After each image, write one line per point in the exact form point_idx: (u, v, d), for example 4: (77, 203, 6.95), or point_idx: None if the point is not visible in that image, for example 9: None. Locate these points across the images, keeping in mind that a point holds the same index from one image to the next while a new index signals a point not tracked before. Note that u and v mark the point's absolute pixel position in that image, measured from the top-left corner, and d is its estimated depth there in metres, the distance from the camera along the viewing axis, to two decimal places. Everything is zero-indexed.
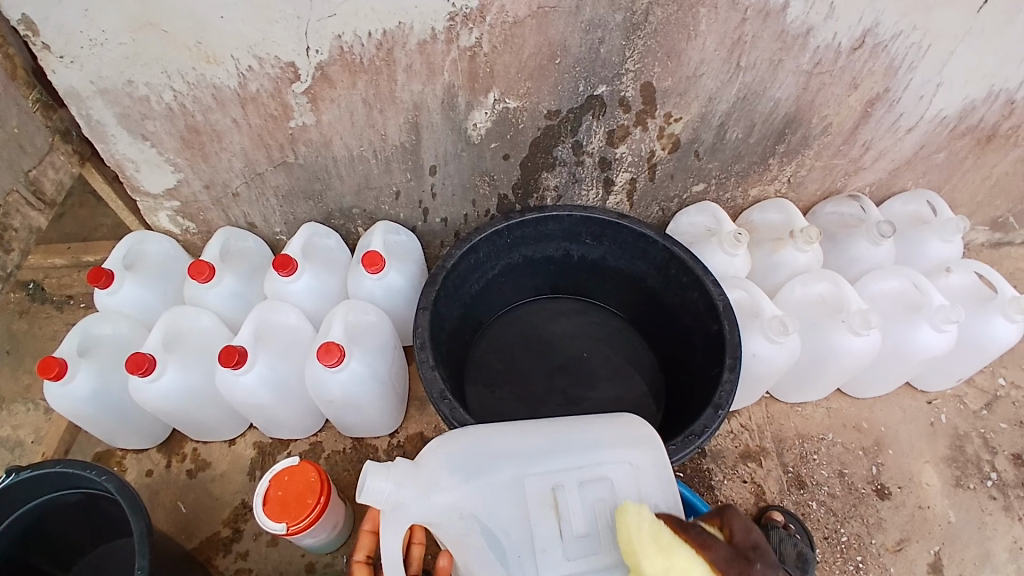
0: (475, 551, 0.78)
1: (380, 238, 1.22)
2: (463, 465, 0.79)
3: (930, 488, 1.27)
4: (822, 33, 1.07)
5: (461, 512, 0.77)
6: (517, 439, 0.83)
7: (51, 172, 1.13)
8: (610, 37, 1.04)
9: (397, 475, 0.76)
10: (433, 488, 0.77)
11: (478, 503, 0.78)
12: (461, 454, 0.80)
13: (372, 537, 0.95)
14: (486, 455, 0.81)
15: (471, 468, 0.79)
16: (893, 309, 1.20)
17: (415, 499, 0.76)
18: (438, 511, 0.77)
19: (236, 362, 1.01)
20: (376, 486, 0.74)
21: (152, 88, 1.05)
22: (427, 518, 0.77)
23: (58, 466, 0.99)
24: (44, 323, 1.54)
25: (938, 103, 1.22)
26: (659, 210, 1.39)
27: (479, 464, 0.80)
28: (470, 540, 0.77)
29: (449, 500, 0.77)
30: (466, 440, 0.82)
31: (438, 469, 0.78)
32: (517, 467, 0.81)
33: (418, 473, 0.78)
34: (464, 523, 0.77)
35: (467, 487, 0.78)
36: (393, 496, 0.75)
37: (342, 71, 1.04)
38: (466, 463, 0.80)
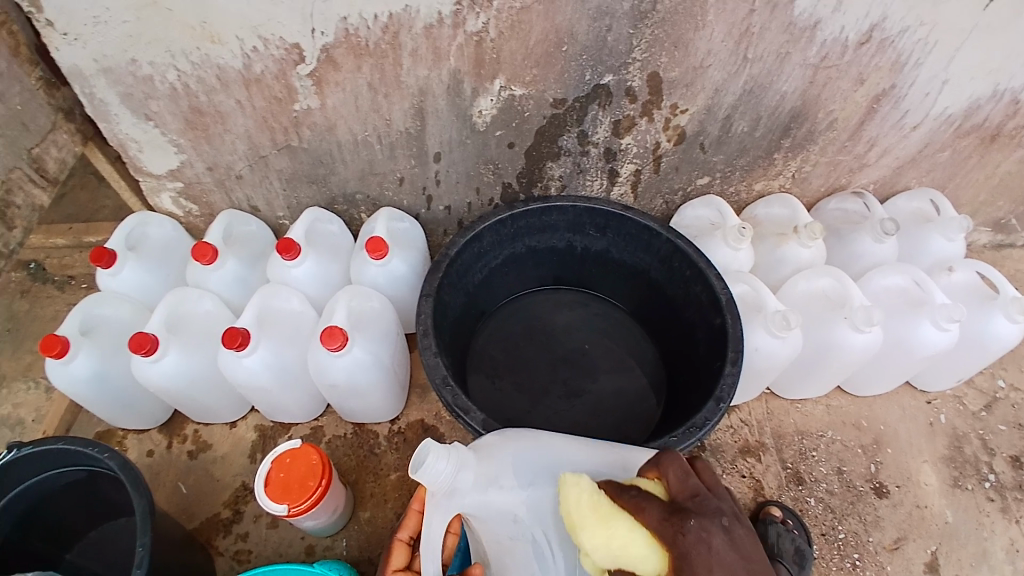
0: (515, 551, 0.79)
1: (384, 224, 1.22)
2: (524, 463, 0.79)
3: (928, 487, 1.27)
4: (829, 27, 1.06)
5: (513, 516, 0.77)
6: (585, 449, 0.83)
7: (53, 150, 1.10)
8: (618, 25, 1.03)
9: (457, 460, 0.76)
10: (492, 483, 0.78)
11: (530, 512, 0.77)
12: (526, 454, 0.80)
13: (417, 515, 0.92)
14: (552, 459, 0.80)
15: (532, 468, 0.79)
16: (896, 306, 1.20)
17: (470, 486, 0.78)
18: (487, 500, 0.78)
19: (238, 344, 1.01)
20: (441, 463, 0.75)
21: (156, 67, 1.05)
22: (476, 511, 0.78)
23: (60, 443, 1.00)
24: (45, 303, 1.54)
25: (944, 101, 1.21)
26: (663, 203, 1.39)
27: (542, 464, 0.80)
28: (516, 542, 0.78)
29: (502, 496, 0.77)
30: (534, 443, 0.81)
31: (499, 465, 0.79)
32: (581, 479, 0.80)
33: (477, 466, 0.79)
34: (512, 518, 0.78)
35: (522, 481, 0.78)
36: (450, 482, 0.76)
37: (346, 54, 1.04)
38: (527, 458, 0.80)
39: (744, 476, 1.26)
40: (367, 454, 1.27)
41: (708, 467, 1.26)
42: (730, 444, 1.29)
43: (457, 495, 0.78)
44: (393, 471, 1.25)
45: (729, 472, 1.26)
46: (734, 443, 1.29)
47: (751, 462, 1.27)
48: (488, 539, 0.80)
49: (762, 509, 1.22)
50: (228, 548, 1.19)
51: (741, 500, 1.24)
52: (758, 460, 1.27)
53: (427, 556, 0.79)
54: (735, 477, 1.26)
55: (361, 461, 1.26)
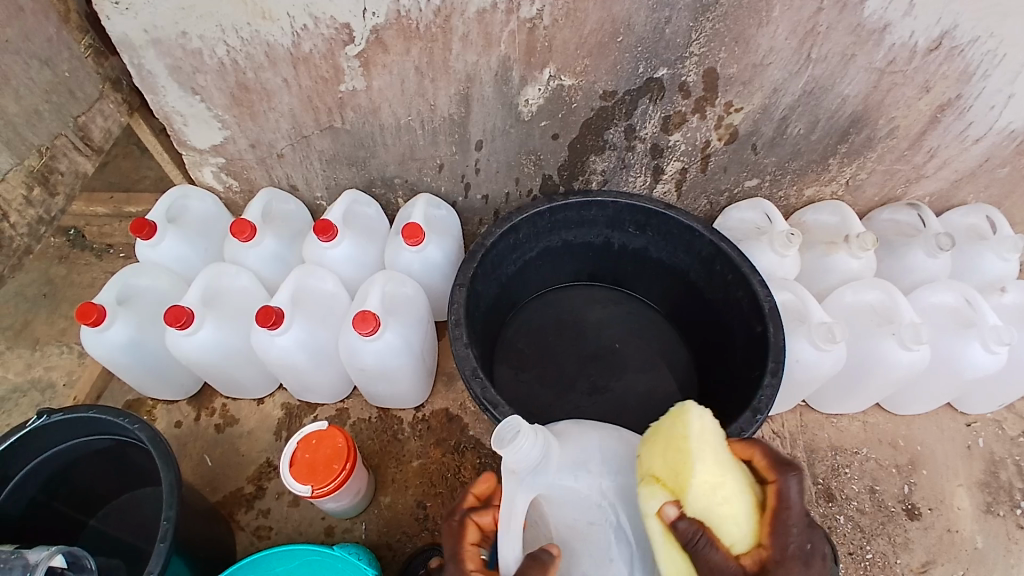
0: (602, 547, 0.73)
1: (422, 210, 1.21)
2: (610, 450, 0.77)
3: (961, 511, 1.23)
4: (900, 30, 1.01)
5: (598, 502, 0.73)
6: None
7: (99, 119, 1.14)
8: (677, 17, 1.00)
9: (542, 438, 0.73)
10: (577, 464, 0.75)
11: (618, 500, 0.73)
12: (608, 441, 0.78)
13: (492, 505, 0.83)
14: (632, 451, 0.78)
15: (615, 455, 0.77)
16: (946, 324, 1.15)
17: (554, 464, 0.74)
18: (572, 484, 0.74)
19: (273, 322, 1.01)
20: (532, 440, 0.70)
21: (206, 41, 1.05)
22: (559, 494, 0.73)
23: (92, 411, 1.01)
24: (83, 270, 1.57)
25: (1012, 114, 1.15)
26: (706, 204, 1.36)
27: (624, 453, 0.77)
28: (601, 534, 0.73)
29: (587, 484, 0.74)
30: (614, 435, 0.80)
31: (585, 448, 0.76)
32: None
33: (560, 451, 0.75)
34: (597, 509, 0.73)
35: (607, 469, 0.75)
36: (537, 456, 0.71)
37: (396, 36, 1.02)
38: (609, 449, 0.77)
39: None
40: (391, 440, 1.27)
41: None
42: None
43: (541, 475, 0.73)
44: (416, 458, 1.25)
45: None
46: None
47: None
48: (569, 529, 0.74)
49: None
50: (250, 523, 1.21)
51: None
52: None
53: (507, 541, 0.70)
54: None
55: (385, 446, 1.26)
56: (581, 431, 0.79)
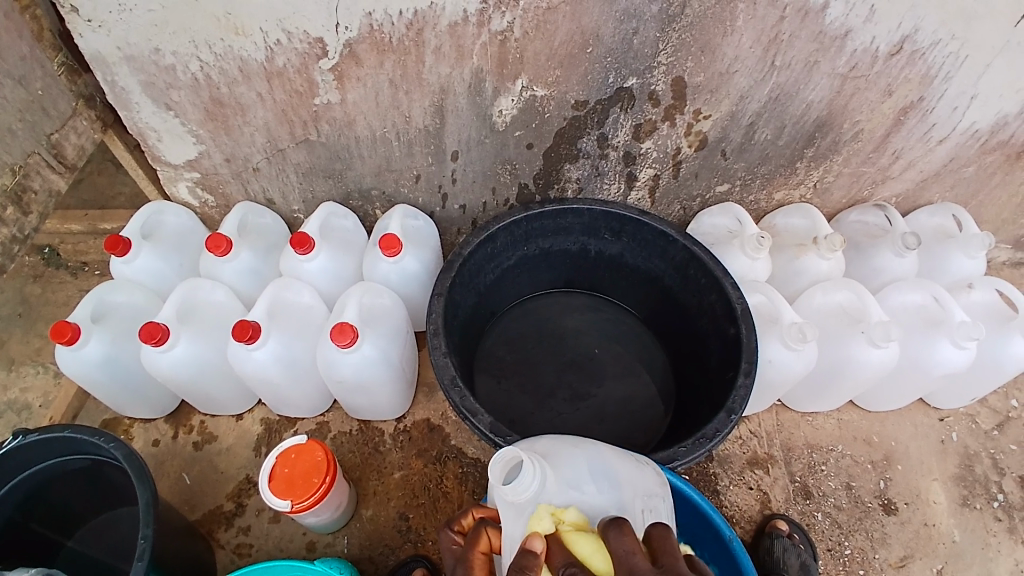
0: None
1: (398, 221, 1.22)
2: (596, 467, 0.76)
3: (937, 506, 1.25)
4: (860, 37, 1.04)
5: None
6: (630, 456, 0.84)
7: (73, 136, 1.13)
8: (645, 28, 1.02)
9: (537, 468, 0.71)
10: (573, 486, 0.73)
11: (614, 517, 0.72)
12: (590, 459, 0.78)
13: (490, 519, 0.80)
14: (616, 464, 0.78)
15: (602, 466, 0.77)
16: (914, 323, 1.18)
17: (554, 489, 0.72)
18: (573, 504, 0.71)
19: (249, 337, 1.01)
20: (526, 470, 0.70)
21: (179, 57, 1.05)
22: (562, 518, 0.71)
23: (66, 431, 1.00)
24: (58, 288, 1.55)
25: (972, 116, 1.19)
26: (680, 209, 1.38)
27: (609, 465, 0.78)
28: None
29: (591, 499, 0.72)
30: (590, 451, 0.80)
31: (576, 470, 0.75)
32: (644, 493, 0.77)
33: (554, 473, 0.74)
34: None
35: (601, 483, 0.74)
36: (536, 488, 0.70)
37: (370, 50, 1.03)
38: (592, 462, 0.77)
39: (751, 489, 1.24)
40: (372, 452, 1.26)
41: (715, 477, 1.25)
42: (738, 455, 1.27)
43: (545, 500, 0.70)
44: (397, 470, 1.24)
45: (736, 483, 1.25)
46: (742, 455, 1.27)
47: (759, 474, 1.26)
48: None
49: (768, 522, 1.20)
50: (229, 541, 1.19)
51: (747, 512, 1.22)
52: (766, 472, 1.26)
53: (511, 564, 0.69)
54: (742, 488, 1.24)
55: (366, 458, 1.25)
56: (562, 449, 0.79)
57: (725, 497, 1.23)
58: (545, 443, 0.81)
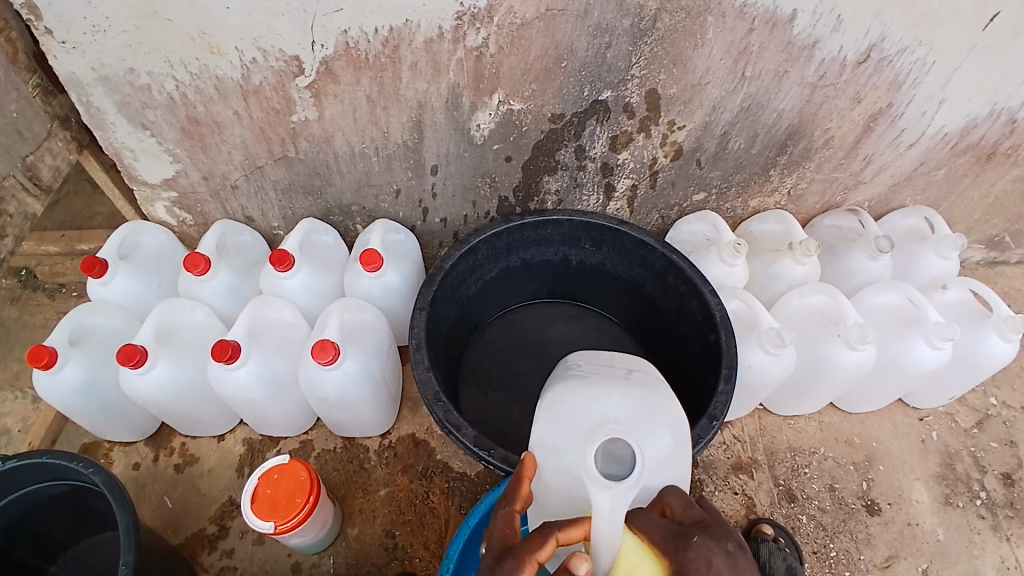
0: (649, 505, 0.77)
1: (378, 236, 1.22)
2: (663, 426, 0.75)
3: (920, 505, 1.27)
4: (828, 46, 1.07)
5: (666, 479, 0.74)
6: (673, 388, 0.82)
7: (48, 158, 1.11)
8: (617, 42, 1.04)
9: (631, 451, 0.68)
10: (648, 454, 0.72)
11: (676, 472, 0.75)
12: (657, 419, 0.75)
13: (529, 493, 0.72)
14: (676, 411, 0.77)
15: (679, 427, 0.76)
16: (890, 324, 1.20)
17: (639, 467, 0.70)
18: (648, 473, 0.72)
19: (229, 357, 1.00)
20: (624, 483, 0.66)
21: (154, 77, 1.04)
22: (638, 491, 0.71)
23: (45, 457, 0.97)
24: (35, 310, 1.52)
25: (940, 121, 1.22)
26: (658, 218, 1.40)
27: (677, 421, 0.77)
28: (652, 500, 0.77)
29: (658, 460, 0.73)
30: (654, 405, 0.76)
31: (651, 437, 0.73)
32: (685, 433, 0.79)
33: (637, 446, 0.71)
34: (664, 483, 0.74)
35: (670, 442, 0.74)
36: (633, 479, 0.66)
37: (346, 66, 1.04)
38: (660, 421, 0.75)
39: (736, 493, 1.25)
40: (357, 469, 1.25)
41: (700, 483, 1.25)
42: (722, 460, 1.28)
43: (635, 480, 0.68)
44: (383, 486, 1.23)
45: (721, 489, 1.25)
46: (726, 459, 1.28)
47: (743, 479, 1.26)
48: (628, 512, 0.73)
49: (753, 526, 1.21)
50: (213, 565, 1.17)
51: (732, 517, 1.23)
52: (750, 476, 1.27)
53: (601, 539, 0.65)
54: (727, 493, 1.25)
55: (350, 476, 1.24)
56: (633, 413, 0.74)
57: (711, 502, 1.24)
58: (612, 401, 0.75)
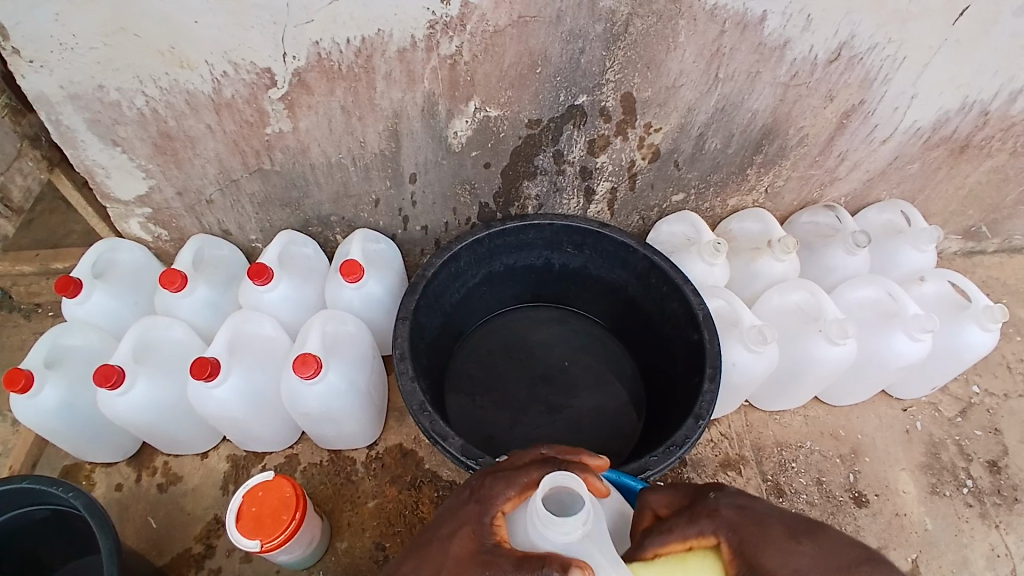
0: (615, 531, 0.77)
1: (359, 247, 1.21)
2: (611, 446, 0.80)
3: (907, 495, 1.28)
4: (799, 46, 1.08)
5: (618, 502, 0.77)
6: None
7: (18, 178, 1.10)
8: (591, 47, 1.04)
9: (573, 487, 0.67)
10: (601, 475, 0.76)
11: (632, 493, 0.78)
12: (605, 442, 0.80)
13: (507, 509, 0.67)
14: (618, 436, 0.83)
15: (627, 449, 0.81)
16: (870, 318, 1.21)
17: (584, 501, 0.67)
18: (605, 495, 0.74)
19: (209, 374, 0.98)
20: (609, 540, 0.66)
21: (123, 93, 1.03)
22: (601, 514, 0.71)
23: (25, 483, 0.95)
24: (11, 332, 1.49)
25: (912, 116, 1.24)
26: (639, 219, 1.40)
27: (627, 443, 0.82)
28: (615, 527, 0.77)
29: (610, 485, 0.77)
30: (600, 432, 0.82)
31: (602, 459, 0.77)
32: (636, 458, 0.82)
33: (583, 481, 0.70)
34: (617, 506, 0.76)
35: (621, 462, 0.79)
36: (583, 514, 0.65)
37: (319, 78, 1.03)
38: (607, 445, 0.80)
39: None
40: (344, 482, 1.24)
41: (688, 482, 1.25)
42: (710, 458, 1.29)
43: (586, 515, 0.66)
44: (371, 498, 1.22)
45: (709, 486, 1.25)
46: (714, 457, 1.29)
47: (731, 476, 1.27)
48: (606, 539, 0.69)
49: None
50: None
51: None
52: (738, 473, 1.27)
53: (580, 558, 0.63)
54: None
55: (338, 489, 1.23)
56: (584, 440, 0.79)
57: None
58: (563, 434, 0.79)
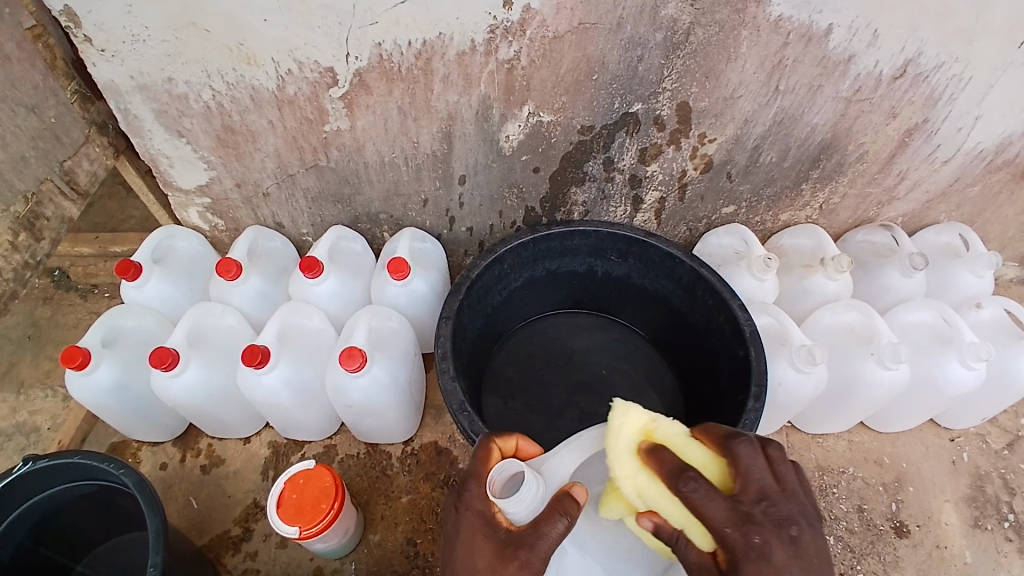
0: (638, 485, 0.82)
1: (406, 245, 1.23)
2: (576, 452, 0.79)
3: (949, 527, 1.24)
4: (863, 61, 1.06)
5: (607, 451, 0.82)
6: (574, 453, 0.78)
7: (85, 163, 1.13)
8: (649, 55, 1.04)
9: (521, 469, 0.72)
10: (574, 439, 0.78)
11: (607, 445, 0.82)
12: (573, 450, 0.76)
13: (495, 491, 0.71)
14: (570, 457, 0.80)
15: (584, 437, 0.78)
16: (923, 343, 1.18)
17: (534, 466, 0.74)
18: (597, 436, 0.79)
19: (259, 362, 1.01)
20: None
21: (191, 86, 1.07)
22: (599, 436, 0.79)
23: (77, 457, 1.00)
24: (68, 310, 1.56)
25: (977, 136, 1.20)
26: (685, 230, 1.39)
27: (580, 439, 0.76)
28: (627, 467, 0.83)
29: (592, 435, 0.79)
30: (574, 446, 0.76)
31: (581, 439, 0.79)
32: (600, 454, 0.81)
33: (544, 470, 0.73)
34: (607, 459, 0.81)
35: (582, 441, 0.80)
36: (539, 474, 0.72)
37: (379, 78, 1.05)
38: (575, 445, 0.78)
39: None
40: (380, 476, 1.26)
41: None
42: None
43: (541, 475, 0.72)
44: (405, 494, 1.24)
45: None
46: None
47: None
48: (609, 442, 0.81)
49: None
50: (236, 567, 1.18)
51: None
52: None
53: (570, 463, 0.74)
54: None
55: (374, 482, 1.25)
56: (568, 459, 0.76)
57: None
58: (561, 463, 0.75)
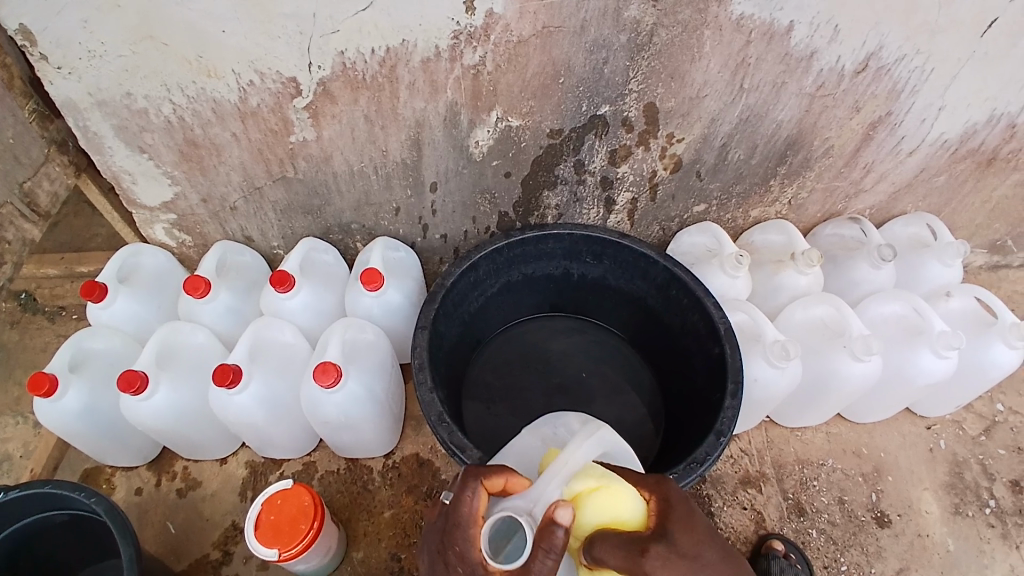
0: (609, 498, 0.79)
1: (379, 255, 1.21)
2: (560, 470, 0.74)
3: (930, 515, 1.25)
4: (826, 57, 1.07)
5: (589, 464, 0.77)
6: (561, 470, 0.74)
7: (46, 183, 1.09)
8: (615, 57, 1.04)
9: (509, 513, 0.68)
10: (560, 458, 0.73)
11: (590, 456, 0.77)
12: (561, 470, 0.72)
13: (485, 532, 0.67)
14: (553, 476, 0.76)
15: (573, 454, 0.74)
16: (895, 334, 1.19)
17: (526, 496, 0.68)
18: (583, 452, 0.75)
19: (230, 381, 0.99)
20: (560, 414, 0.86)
21: (151, 100, 1.04)
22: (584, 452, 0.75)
23: (47, 487, 0.96)
24: (34, 334, 1.51)
25: (940, 127, 1.22)
26: (660, 230, 1.39)
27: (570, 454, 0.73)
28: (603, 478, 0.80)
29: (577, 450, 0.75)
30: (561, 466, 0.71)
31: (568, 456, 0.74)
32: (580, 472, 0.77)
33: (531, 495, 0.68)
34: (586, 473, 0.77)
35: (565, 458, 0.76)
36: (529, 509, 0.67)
37: (344, 87, 1.04)
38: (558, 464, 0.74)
39: (745, 509, 1.23)
40: (361, 491, 1.24)
41: (709, 499, 1.24)
42: (731, 475, 1.27)
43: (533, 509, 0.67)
44: (387, 508, 1.22)
45: (730, 504, 1.24)
46: (735, 474, 1.27)
47: (752, 493, 1.25)
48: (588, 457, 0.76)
49: (764, 542, 1.19)
50: None
51: (742, 532, 1.21)
52: (759, 491, 1.25)
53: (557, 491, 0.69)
54: (736, 508, 1.23)
55: (354, 498, 1.23)
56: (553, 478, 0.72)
57: (720, 519, 1.22)
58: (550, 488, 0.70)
